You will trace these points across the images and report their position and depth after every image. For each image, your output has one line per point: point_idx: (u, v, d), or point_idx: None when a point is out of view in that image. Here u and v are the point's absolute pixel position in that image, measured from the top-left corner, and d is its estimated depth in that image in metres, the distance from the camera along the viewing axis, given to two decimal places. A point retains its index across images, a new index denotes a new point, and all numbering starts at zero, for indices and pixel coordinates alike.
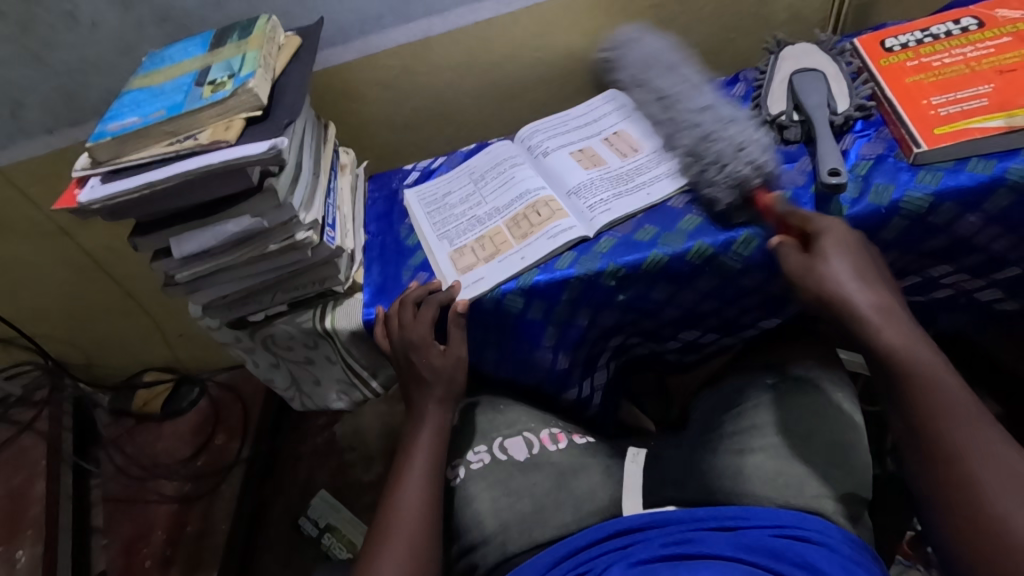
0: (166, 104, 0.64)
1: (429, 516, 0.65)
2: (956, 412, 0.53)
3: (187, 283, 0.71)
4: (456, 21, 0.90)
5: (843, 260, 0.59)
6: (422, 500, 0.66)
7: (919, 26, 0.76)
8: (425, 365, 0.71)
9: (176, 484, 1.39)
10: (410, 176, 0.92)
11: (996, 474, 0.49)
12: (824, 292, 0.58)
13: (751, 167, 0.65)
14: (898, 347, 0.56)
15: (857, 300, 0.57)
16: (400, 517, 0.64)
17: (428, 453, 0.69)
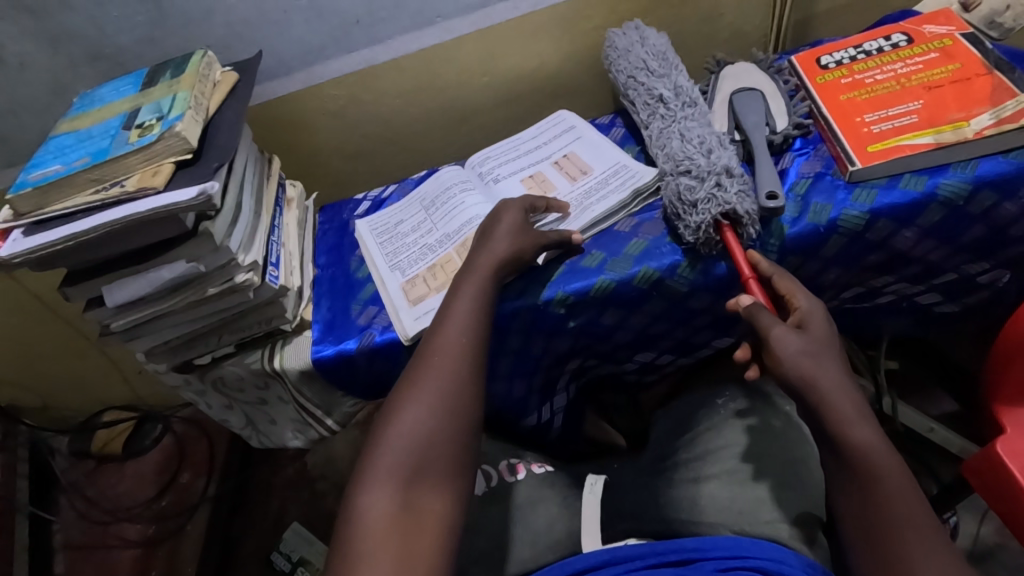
0: (91, 150, 0.62)
1: (437, 455, 0.53)
2: (895, 495, 0.49)
3: (124, 331, 0.69)
4: (399, 49, 0.89)
5: (826, 345, 0.55)
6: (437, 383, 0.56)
7: (852, 42, 0.77)
8: (488, 254, 0.65)
9: (139, 526, 1.34)
10: (361, 206, 0.91)
11: (929, 537, 0.47)
12: (803, 372, 0.53)
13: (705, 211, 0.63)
14: (874, 441, 0.51)
15: (836, 389, 0.52)
16: (401, 444, 0.53)
17: (455, 367, 0.57)
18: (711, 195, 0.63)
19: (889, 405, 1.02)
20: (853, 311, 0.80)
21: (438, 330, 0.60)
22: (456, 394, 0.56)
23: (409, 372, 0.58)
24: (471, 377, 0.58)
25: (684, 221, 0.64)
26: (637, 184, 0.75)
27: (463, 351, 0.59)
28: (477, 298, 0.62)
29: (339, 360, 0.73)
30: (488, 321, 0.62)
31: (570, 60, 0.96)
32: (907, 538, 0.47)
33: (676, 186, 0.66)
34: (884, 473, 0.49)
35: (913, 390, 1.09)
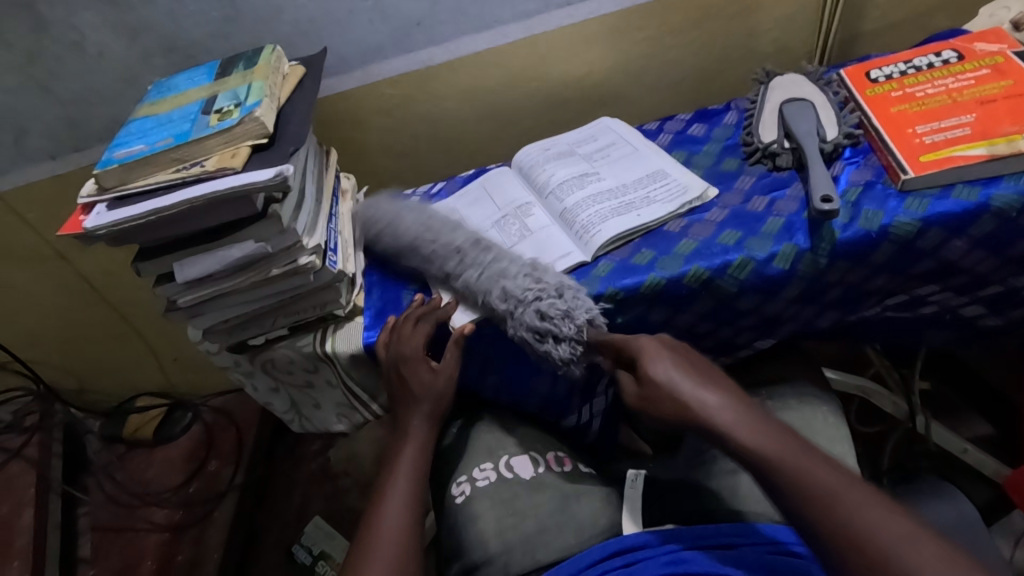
0: (173, 132, 0.65)
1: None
2: (805, 463, 0.49)
3: (189, 307, 0.71)
4: (454, 51, 0.92)
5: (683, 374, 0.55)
6: (397, 534, 0.60)
7: (901, 58, 0.79)
8: (421, 404, 0.69)
9: (167, 511, 1.36)
10: (410, 202, 0.93)
11: (850, 486, 0.47)
12: (677, 392, 0.54)
13: None
14: (765, 436, 0.51)
15: (719, 411, 0.53)
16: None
17: (402, 518, 0.61)
18: (567, 312, 0.64)
19: (923, 424, 1.01)
20: (895, 322, 0.80)
21: (375, 513, 0.62)
22: (404, 554, 0.58)
23: (358, 547, 0.60)
24: (416, 545, 0.60)
25: (555, 341, 0.63)
26: (684, 188, 0.77)
27: (408, 517, 0.62)
28: (415, 456, 0.67)
29: None
30: (422, 478, 0.67)
31: (617, 69, 0.98)
32: (842, 504, 0.46)
33: (528, 321, 0.64)
34: (786, 455, 0.50)
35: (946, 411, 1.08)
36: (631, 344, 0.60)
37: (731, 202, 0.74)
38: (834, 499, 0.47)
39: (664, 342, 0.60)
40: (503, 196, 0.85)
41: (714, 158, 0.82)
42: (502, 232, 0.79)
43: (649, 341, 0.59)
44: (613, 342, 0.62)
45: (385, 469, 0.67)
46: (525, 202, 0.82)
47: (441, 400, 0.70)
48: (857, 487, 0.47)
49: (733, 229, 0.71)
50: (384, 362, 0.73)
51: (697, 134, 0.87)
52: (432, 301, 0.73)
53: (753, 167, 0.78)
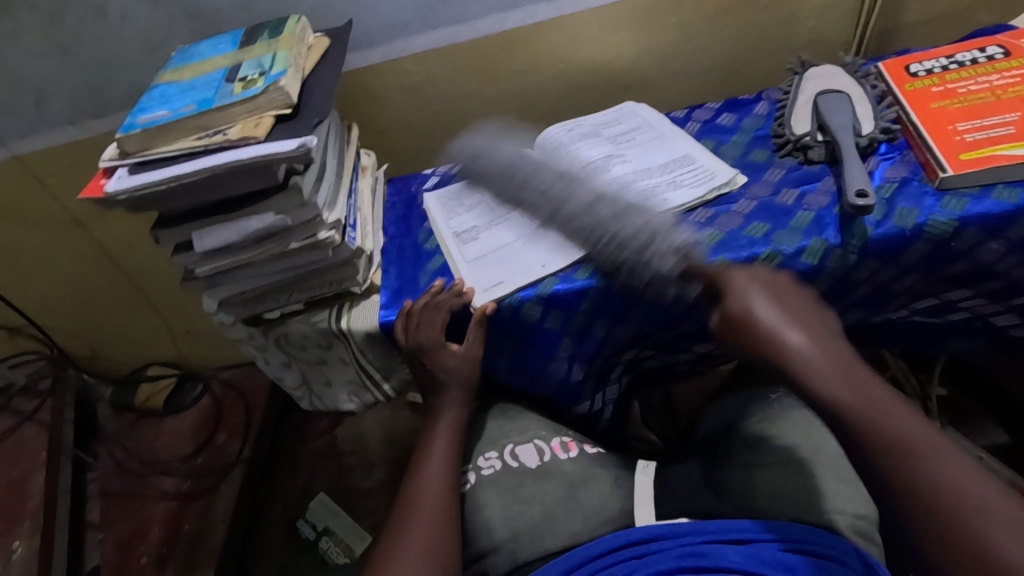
0: (196, 99, 0.65)
1: (443, 554, 0.60)
2: (894, 413, 0.51)
3: (206, 278, 0.71)
4: (481, 29, 0.91)
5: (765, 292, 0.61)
6: (440, 495, 0.65)
7: (943, 53, 0.76)
8: (449, 387, 0.72)
9: (176, 480, 1.37)
10: (429, 181, 0.92)
11: (942, 449, 0.48)
12: (769, 325, 0.59)
13: (681, 243, 0.65)
14: (832, 371, 0.55)
15: (807, 347, 0.57)
16: (408, 553, 0.59)
17: (442, 478, 0.67)
18: (669, 235, 0.65)
19: (939, 430, 1.00)
20: (918, 323, 0.78)
21: (418, 476, 0.67)
22: (440, 513, 0.63)
23: (401, 505, 0.65)
24: (451, 507, 0.65)
25: (656, 253, 0.64)
26: (712, 175, 0.75)
27: (444, 482, 0.67)
28: (453, 428, 0.72)
29: None
30: (456, 437, 0.71)
31: (646, 54, 0.96)
32: (926, 456, 0.48)
33: (636, 232, 0.65)
34: (873, 407, 0.52)
35: (963, 418, 1.06)
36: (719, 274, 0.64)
37: (759, 194, 0.73)
38: (924, 456, 0.48)
39: (770, 280, 0.63)
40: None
41: (743, 148, 0.80)
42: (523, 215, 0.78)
43: (754, 273, 0.63)
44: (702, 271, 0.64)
45: (424, 436, 0.72)
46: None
47: (468, 379, 0.72)
48: (948, 449, 0.48)
49: (761, 222, 0.69)
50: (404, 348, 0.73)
51: (726, 124, 0.85)
52: (454, 284, 0.71)
53: (783, 159, 0.76)
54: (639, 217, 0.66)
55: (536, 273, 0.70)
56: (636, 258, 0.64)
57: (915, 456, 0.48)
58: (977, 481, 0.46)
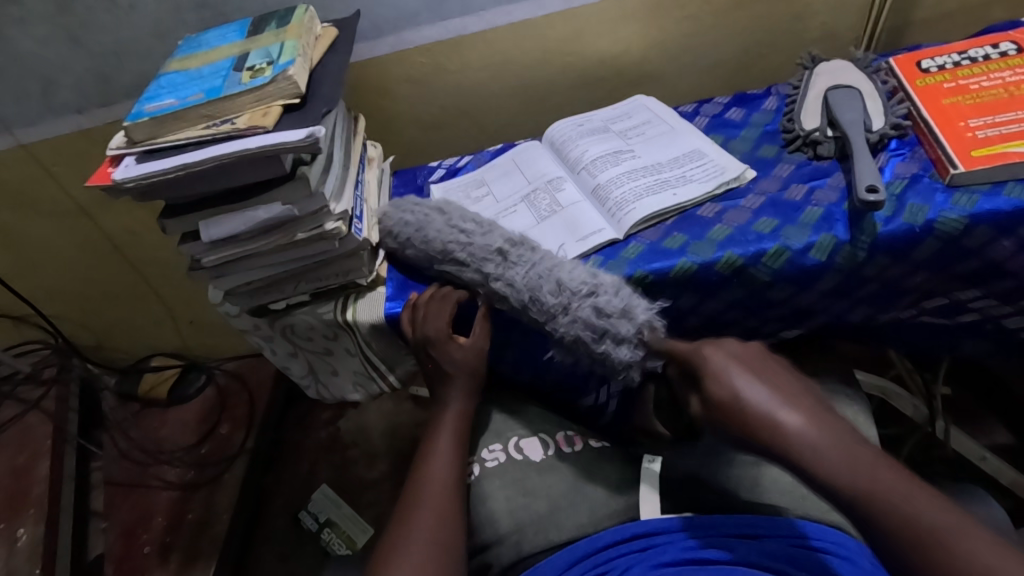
0: (205, 87, 0.64)
1: (447, 547, 0.60)
2: (915, 501, 0.44)
3: (213, 267, 0.71)
4: (490, 21, 0.90)
5: (743, 368, 0.54)
6: (446, 487, 0.65)
7: (956, 49, 0.76)
8: (456, 379, 0.71)
9: (179, 470, 1.38)
10: (436, 174, 0.92)
11: (970, 533, 0.42)
12: (759, 408, 0.51)
13: (634, 327, 0.63)
14: (832, 448, 0.48)
15: (806, 430, 0.49)
16: (414, 544, 0.59)
17: (448, 470, 0.67)
18: (624, 309, 0.63)
19: (943, 429, 1.00)
20: (926, 322, 0.78)
21: (424, 468, 0.67)
22: (446, 506, 0.63)
23: (406, 498, 0.65)
24: (457, 500, 0.65)
25: (614, 340, 0.63)
26: (721, 170, 0.74)
27: (450, 475, 0.66)
28: (460, 420, 0.71)
29: None
30: (463, 431, 0.71)
31: (655, 47, 0.95)
32: (961, 547, 0.42)
33: (581, 322, 0.64)
34: (883, 487, 0.45)
35: (967, 418, 1.06)
36: (694, 355, 0.57)
37: (768, 189, 0.72)
38: (958, 549, 0.42)
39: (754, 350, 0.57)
40: (536, 169, 0.83)
41: (751, 143, 0.80)
42: (531, 208, 0.78)
43: (726, 349, 0.56)
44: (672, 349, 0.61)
45: (430, 428, 0.72)
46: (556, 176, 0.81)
47: (474, 373, 0.72)
48: (971, 526, 0.43)
49: (769, 217, 0.69)
50: (411, 340, 0.72)
51: (735, 118, 0.84)
52: (461, 277, 0.71)
53: (792, 155, 0.75)
54: (594, 288, 0.64)
55: (543, 265, 0.70)
56: (592, 338, 0.64)
57: (943, 548, 0.42)
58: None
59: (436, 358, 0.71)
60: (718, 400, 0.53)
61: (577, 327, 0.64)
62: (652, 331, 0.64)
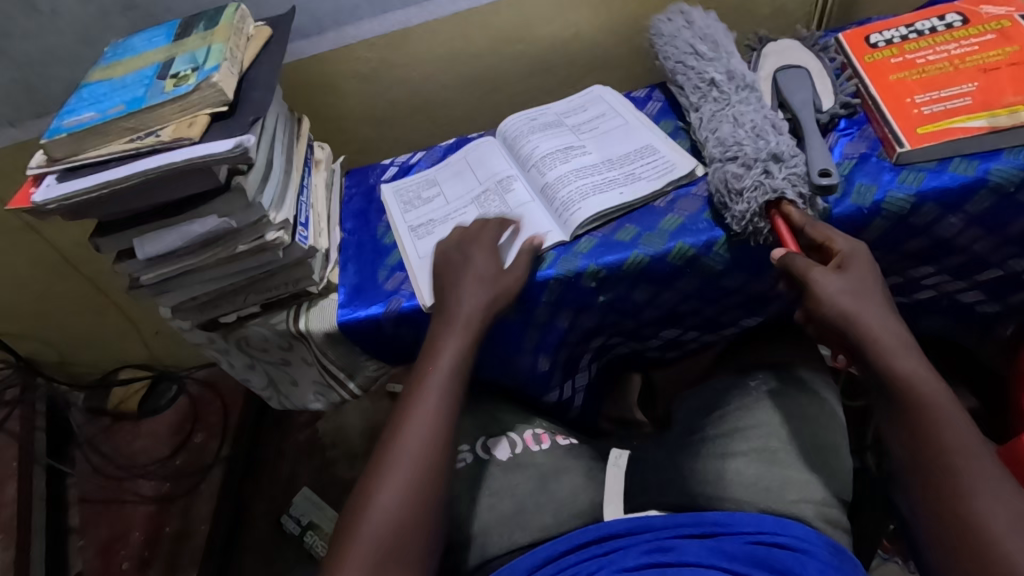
0: (126, 98, 0.61)
1: (405, 531, 0.53)
2: (947, 423, 0.49)
3: (153, 285, 0.68)
4: (434, 12, 0.87)
5: (864, 281, 0.55)
6: (431, 438, 0.57)
7: (903, 21, 0.75)
8: (454, 327, 0.63)
9: (154, 483, 1.36)
10: (388, 172, 0.90)
11: (974, 456, 0.48)
12: (843, 307, 0.53)
13: (753, 183, 0.61)
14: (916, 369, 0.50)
15: (878, 328, 0.52)
16: (371, 518, 0.53)
17: (438, 413, 0.59)
18: (775, 153, 0.63)
19: None
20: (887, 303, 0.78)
21: (411, 409, 0.59)
22: (429, 482, 0.56)
23: (385, 445, 0.58)
24: (445, 453, 0.57)
25: (750, 199, 0.61)
26: (669, 164, 0.72)
27: (440, 435, 0.58)
28: (457, 365, 0.61)
29: (366, 323, 0.72)
30: (457, 393, 0.61)
31: (608, 31, 0.93)
32: (959, 466, 0.47)
33: (728, 172, 0.63)
34: (919, 379, 0.50)
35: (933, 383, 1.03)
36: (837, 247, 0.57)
37: None
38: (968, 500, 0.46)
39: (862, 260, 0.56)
40: (487, 168, 0.81)
41: None
42: (480, 210, 0.76)
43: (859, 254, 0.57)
44: (814, 233, 0.59)
45: (425, 354, 0.63)
46: (507, 174, 0.79)
47: (476, 335, 0.63)
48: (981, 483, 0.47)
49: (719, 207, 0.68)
50: (447, 269, 0.68)
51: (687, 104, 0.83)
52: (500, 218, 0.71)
53: None
54: (761, 142, 0.64)
55: None
56: (722, 196, 0.63)
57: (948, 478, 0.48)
58: (992, 500, 0.46)
59: (450, 301, 0.65)
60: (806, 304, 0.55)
61: (740, 171, 0.62)
62: (779, 200, 0.61)
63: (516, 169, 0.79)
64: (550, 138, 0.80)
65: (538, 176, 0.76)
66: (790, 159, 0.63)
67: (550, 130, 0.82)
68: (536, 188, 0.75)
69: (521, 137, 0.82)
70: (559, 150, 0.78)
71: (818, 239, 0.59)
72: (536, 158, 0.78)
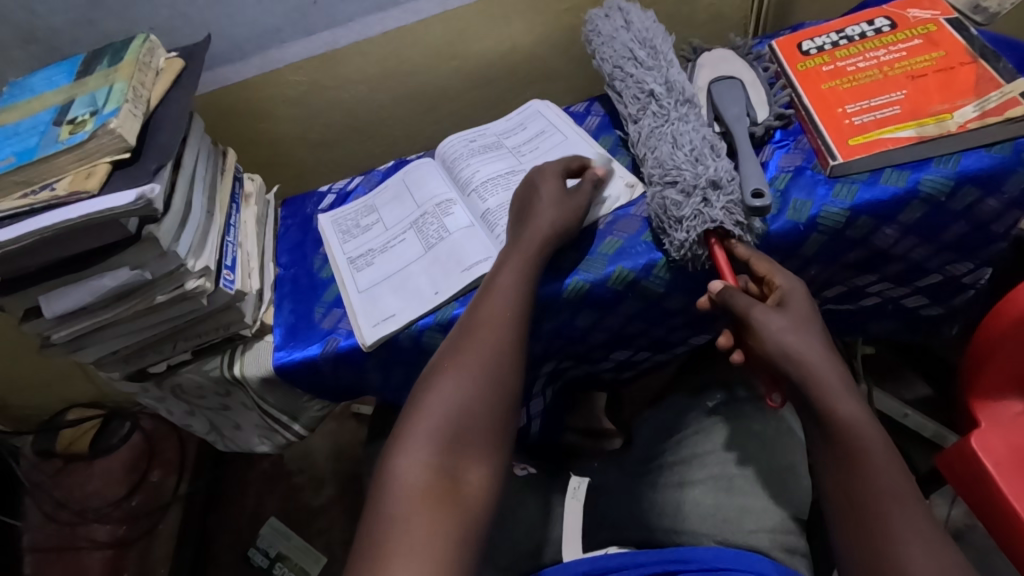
0: (18, 149, 0.57)
1: (472, 426, 0.52)
2: (880, 465, 0.46)
3: (68, 342, 0.64)
4: (361, 32, 0.84)
5: (807, 317, 0.53)
6: (499, 342, 0.56)
7: (834, 27, 0.74)
8: (517, 244, 0.62)
9: (109, 528, 1.28)
10: (325, 200, 0.86)
11: (908, 502, 0.44)
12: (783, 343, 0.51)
13: (691, 214, 0.60)
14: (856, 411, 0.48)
15: (821, 361, 0.50)
16: (435, 414, 0.52)
17: (506, 321, 0.57)
18: (715, 179, 0.61)
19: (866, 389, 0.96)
20: (835, 311, 0.78)
21: (475, 315, 0.58)
22: (497, 380, 0.54)
23: (449, 348, 0.57)
24: (513, 357, 0.56)
25: (687, 228, 0.60)
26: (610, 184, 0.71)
27: (506, 338, 0.56)
28: (522, 270, 0.60)
29: (303, 365, 0.69)
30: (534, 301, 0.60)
31: (545, 44, 0.91)
32: (890, 511, 0.44)
33: (667, 199, 0.62)
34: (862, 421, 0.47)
35: (886, 375, 1.03)
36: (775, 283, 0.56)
37: None
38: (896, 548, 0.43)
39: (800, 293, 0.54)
40: (425, 191, 0.78)
41: None
42: (419, 237, 0.74)
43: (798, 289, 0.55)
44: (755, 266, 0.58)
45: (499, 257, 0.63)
46: (446, 198, 0.76)
47: (544, 248, 0.61)
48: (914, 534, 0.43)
49: None
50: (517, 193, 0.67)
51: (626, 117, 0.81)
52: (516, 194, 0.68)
53: None
54: (697, 164, 0.63)
55: (430, 302, 0.66)
56: (663, 225, 0.63)
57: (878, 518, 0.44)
58: (920, 545, 0.42)
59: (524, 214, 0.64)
60: (750, 341, 0.54)
61: (679, 200, 0.61)
62: (716, 229, 0.60)
63: (455, 192, 0.77)
64: (490, 160, 0.78)
65: (479, 202, 0.73)
66: (730, 185, 0.61)
67: (489, 152, 0.80)
68: (476, 213, 0.73)
69: (458, 162, 0.80)
70: (499, 173, 0.76)
71: (763, 271, 0.58)
72: (475, 183, 0.76)
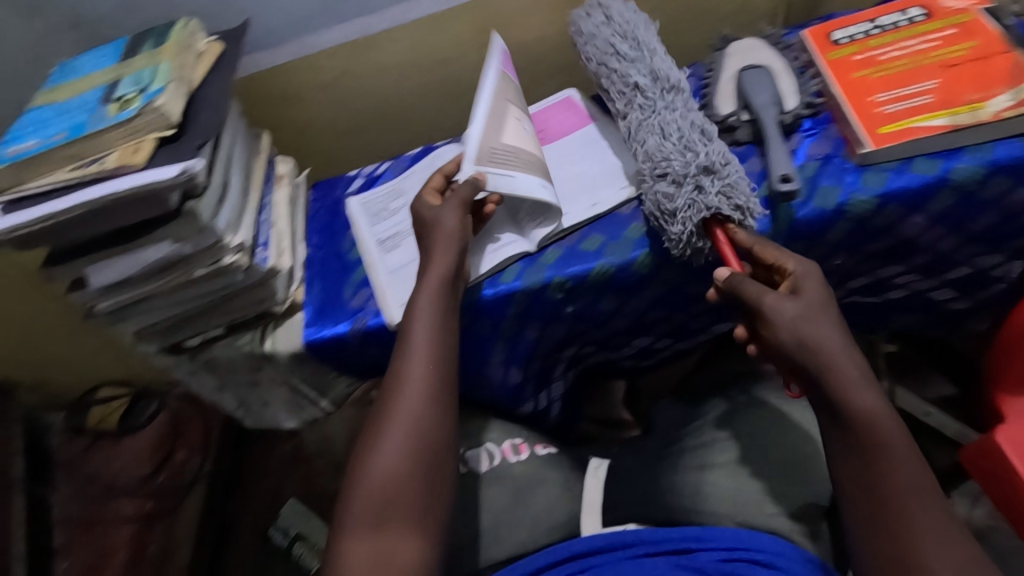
0: (68, 125, 0.60)
1: (395, 495, 0.52)
2: (898, 460, 0.46)
3: (110, 312, 0.67)
4: (393, 20, 0.85)
5: (823, 306, 0.52)
6: (425, 392, 0.56)
7: (867, 16, 0.73)
8: (422, 280, 0.61)
9: (137, 502, 1.29)
10: (354, 183, 0.88)
11: (925, 495, 0.45)
12: (799, 334, 0.50)
13: (684, 204, 0.60)
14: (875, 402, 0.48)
15: (840, 352, 0.49)
16: (372, 478, 0.52)
17: (428, 372, 0.57)
18: (708, 165, 0.62)
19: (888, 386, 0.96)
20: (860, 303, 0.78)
21: (400, 368, 0.58)
22: (425, 435, 0.54)
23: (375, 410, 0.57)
24: (438, 405, 0.56)
25: (683, 219, 0.60)
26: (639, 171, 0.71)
27: (429, 387, 0.56)
28: (435, 316, 0.59)
29: (333, 342, 0.71)
30: (450, 348, 0.59)
31: None
32: (908, 505, 0.45)
33: (659, 191, 0.63)
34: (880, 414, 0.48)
35: (908, 372, 1.01)
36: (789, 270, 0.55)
37: None
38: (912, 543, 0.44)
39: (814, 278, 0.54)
40: None
41: None
42: None
43: (813, 276, 0.55)
44: (763, 251, 0.58)
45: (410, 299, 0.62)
46: None
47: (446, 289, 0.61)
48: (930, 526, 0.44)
49: None
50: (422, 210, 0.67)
51: None
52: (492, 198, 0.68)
53: None
54: (685, 154, 0.63)
55: None
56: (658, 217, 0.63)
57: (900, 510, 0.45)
58: (936, 539, 0.44)
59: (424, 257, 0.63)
60: (763, 332, 0.53)
61: (670, 191, 0.61)
62: (713, 215, 0.60)
63: None
64: None
65: None
66: (723, 169, 0.62)
67: None
68: None
69: None
70: None
71: (769, 259, 0.57)
72: None
